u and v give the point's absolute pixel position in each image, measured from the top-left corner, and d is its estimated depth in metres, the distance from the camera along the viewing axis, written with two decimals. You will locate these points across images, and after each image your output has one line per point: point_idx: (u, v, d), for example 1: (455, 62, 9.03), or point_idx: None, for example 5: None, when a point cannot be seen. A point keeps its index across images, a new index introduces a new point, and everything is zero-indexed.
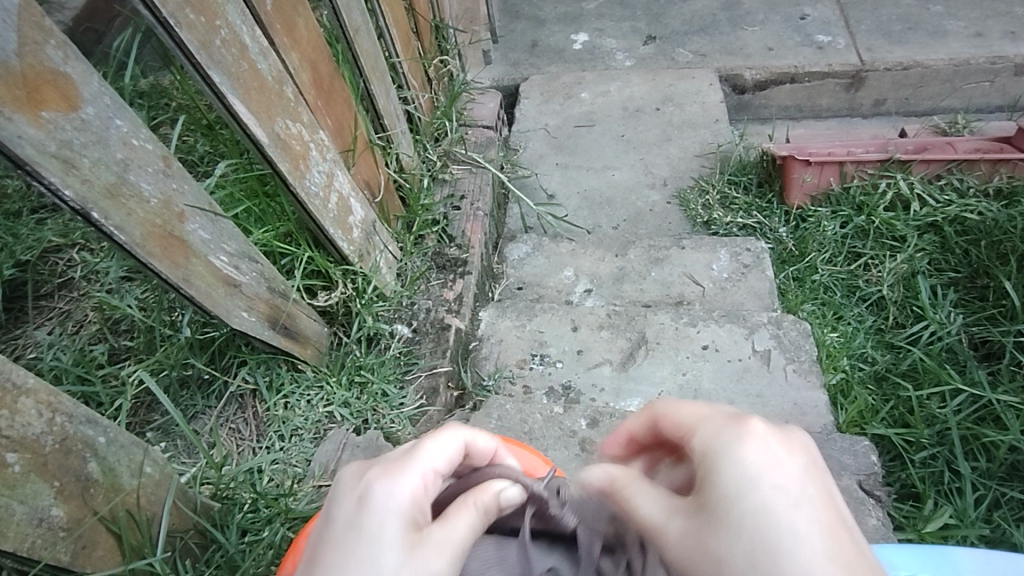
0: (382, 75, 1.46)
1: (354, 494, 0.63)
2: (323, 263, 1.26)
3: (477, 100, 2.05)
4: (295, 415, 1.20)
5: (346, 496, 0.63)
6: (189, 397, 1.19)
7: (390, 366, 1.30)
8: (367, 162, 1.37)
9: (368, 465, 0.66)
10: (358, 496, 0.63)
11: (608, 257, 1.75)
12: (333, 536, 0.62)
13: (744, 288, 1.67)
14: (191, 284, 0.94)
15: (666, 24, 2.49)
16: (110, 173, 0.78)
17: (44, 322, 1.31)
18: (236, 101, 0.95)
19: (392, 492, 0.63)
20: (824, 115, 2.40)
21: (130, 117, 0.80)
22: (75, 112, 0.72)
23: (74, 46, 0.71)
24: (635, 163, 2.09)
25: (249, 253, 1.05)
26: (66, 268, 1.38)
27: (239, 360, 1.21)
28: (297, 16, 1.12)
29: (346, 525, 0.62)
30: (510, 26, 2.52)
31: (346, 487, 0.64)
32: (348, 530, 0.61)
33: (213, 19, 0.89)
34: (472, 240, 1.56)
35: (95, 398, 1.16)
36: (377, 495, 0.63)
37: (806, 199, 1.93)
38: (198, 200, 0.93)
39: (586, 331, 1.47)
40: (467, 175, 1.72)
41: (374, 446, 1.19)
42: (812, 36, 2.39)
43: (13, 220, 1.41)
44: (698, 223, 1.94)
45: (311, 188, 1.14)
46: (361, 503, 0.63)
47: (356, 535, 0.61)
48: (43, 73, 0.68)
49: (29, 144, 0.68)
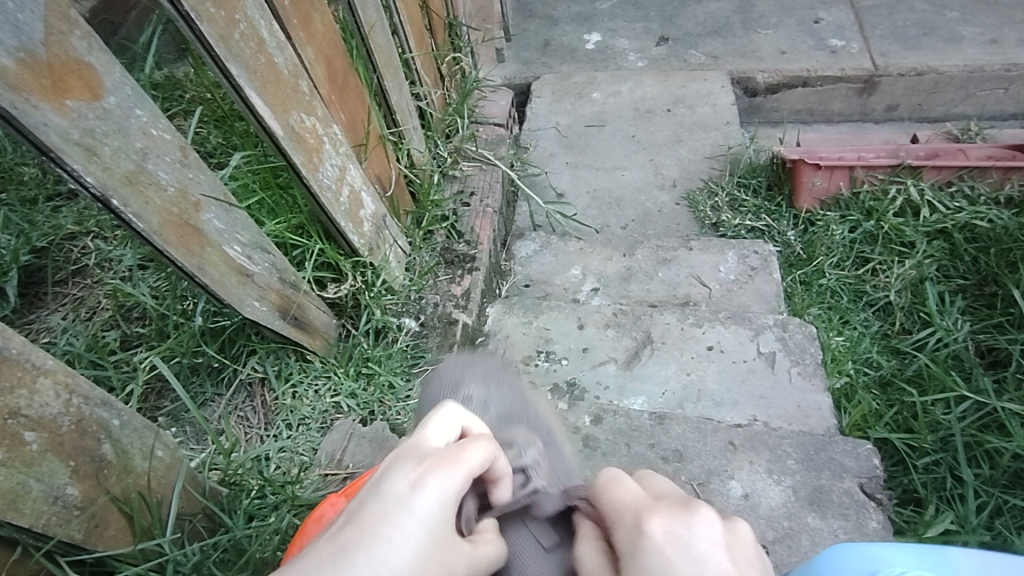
0: (396, 71, 1.48)
1: (409, 481, 0.63)
2: (333, 255, 1.27)
3: (488, 97, 2.07)
4: (303, 404, 1.22)
5: (401, 479, 0.63)
6: (199, 384, 1.21)
7: (398, 359, 1.31)
8: (378, 157, 1.39)
9: (423, 458, 0.66)
10: (408, 489, 0.63)
11: (615, 257, 1.76)
12: (377, 507, 0.62)
13: (750, 290, 1.67)
14: (205, 273, 0.96)
15: (679, 25, 2.49)
16: (130, 162, 0.80)
17: (58, 307, 1.33)
18: (253, 93, 0.97)
19: (444, 490, 0.64)
20: (835, 120, 2.40)
21: (150, 107, 0.81)
22: (98, 102, 0.74)
23: (98, 37, 0.73)
24: (645, 164, 2.09)
25: (262, 243, 1.07)
26: (81, 255, 1.40)
27: (249, 349, 1.23)
28: (313, 10, 1.14)
29: (398, 505, 0.62)
30: (523, 25, 2.53)
31: (401, 473, 0.64)
32: (397, 509, 0.62)
33: (233, 13, 0.91)
34: (480, 236, 1.57)
35: (107, 382, 1.18)
36: (433, 486, 0.64)
37: (814, 203, 1.93)
38: (213, 189, 0.94)
39: (592, 330, 1.48)
40: (477, 172, 1.74)
41: (379, 437, 1.21)
42: (826, 40, 2.38)
43: (30, 207, 1.44)
44: (706, 225, 1.95)
45: (323, 181, 1.16)
46: (413, 489, 0.63)
47: (404, 513, 0.62)
48: (68, 63, 0.70)
49: (53, 132, 0.70)
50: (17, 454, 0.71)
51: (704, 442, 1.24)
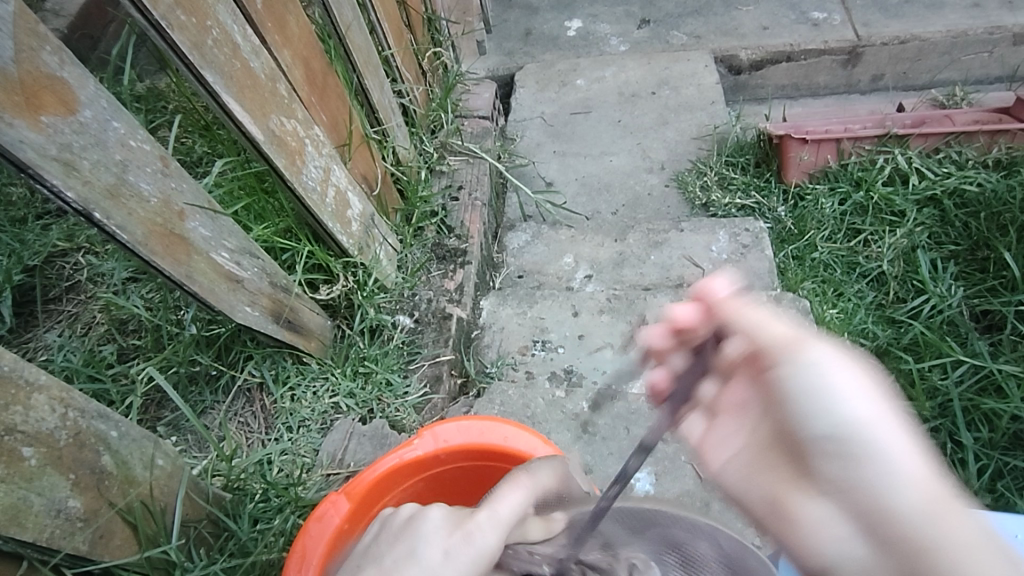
0: (376, 69, 1.47)
1: (439, 541, 0.70)
2: (323, 257, 1.28)
3: (472, 90, 2.07)
4: (302, 406, 1.23)
5: (431, 540, 0.70)
6: (197, 393, 1.22)
7: (394, 356, 1.32)
8: (364, 156, 1.39)
9: (452, 517, 0.73)
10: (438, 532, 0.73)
11: (607, 243, 1.75)
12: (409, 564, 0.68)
13: (743, 268, 1.67)
14: (194, 281, 0.96)
15: (660, 6, 2.48)
16: (110, 174, 0.80)
17: (54, 324, 1.34)
18: (229, 99, 0.97)
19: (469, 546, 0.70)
20: (822, 93, 2.39)
21: (127, 119, 0.81)
22: (73, 116, 0.74)
23: (69, 51, 0.73)
24: (633, 148, 2.09)
25: (250, 249, 1.08)
26: (73, 272, 1.41)
27: (245, 355, 1.23)
28: (288, 13, 1.14)
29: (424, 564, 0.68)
30: (503, 15, 2.52)
31: (431, 533, 0.71)
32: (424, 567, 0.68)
33: (204, 20, 0.91)
34: (471, 230, 1.57)
35: (106, 396, 1.19)
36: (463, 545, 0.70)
37: (803, 177, 1.93)
38: (197, 198, 0.95)
39: (587, 316, 1.48)
40: (464, 166, 1.74)
41: (379, 435, 1.23)
42: (808, 14, 2.38)
43: (18, 227, 1.43)
44: (697, 206, 1.95)
45: (308, 183, 1.16)
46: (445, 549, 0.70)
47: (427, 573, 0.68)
48: (39, 79, 0.69)
49: (30, 148, 0.70)
50: (16, 469, 0.72)
51: None
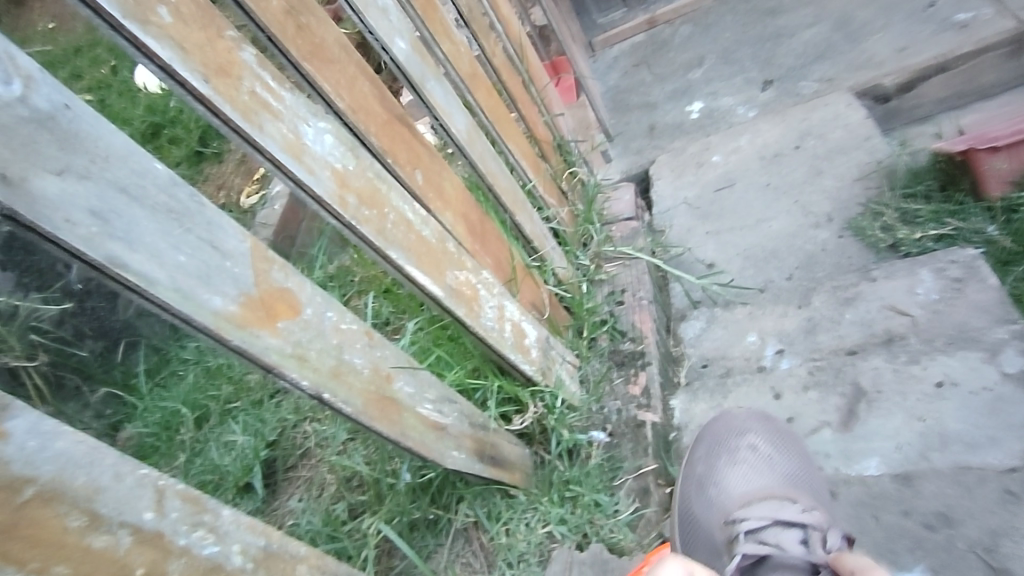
0: (525, 205, 1.58)
1: None
2: (512, 388, 1.33)
3: (613, 196, 2.17)
4: (518, 540, 1.26)
5: None
6: (421, 538, 1.29)
7: (597, 476, 1.33)
8: (529, 286, 1.48)
9: None
10: None
11: (791, 311, 1.54)
12: None
13: (966, 305, 1.36)
14: (408, 437, 1.05)
15: (780, 63, 2.43)
16: (332, 358, 0.93)
17: (294, 490, 1.52)
18: (411, 268, 1.09)
19: None
20: (997, 92, 2.11)
21: (337, 307, 0.95)
22: (300, 316, 0.89)
23: (291, 265, 0.88)
24: (791, 208, 1.96)
25: (448, 396, 1.16)
26: (304, 440, 1.59)
27: (457, 496, 1.29)
28: (444, 180, 1.27)
29: None
30: (625, 119, 2.63)
31: None
32: None
33: (383, 209, 1.05)
34: (643, 331, 1.57)
35: (346, 551, 1.30)
36: None
37: (1008, 188, 1.69)
38: (399, 360, 1.06)
39: (791, 397, 1.40)
40: (621, 271, 1.76)
41: (600, 561, 1.24)
42: (950, 19, 2.19)
43: (259, 408, 1.68)
44: (884, 249, 1.75)
45: (487, 324, 1.25)
46: None
47: None
48: (274, 294, 0.85)
49: (273, 352, 0.83)
50: None
51: (974, 498, 1.15)
